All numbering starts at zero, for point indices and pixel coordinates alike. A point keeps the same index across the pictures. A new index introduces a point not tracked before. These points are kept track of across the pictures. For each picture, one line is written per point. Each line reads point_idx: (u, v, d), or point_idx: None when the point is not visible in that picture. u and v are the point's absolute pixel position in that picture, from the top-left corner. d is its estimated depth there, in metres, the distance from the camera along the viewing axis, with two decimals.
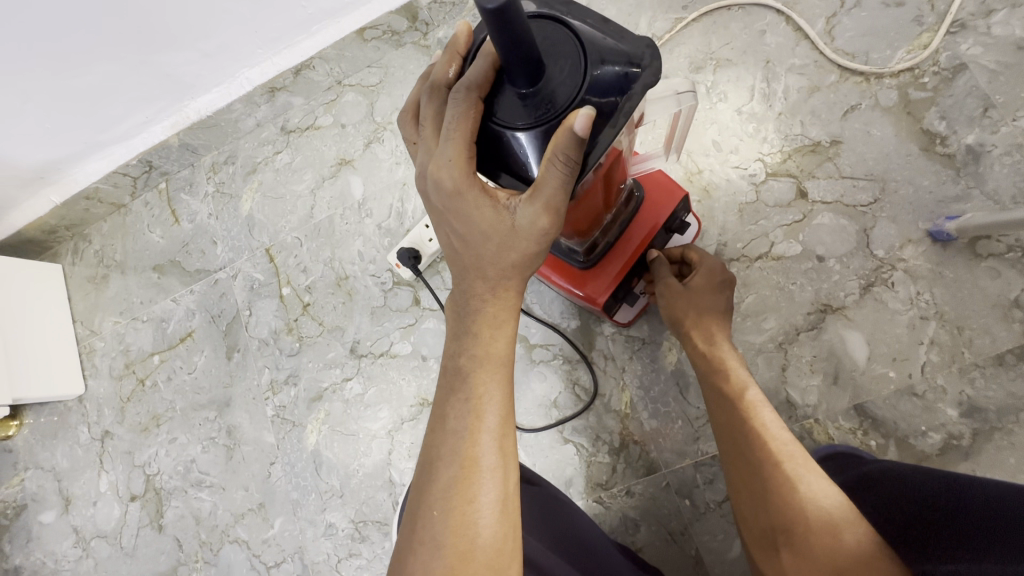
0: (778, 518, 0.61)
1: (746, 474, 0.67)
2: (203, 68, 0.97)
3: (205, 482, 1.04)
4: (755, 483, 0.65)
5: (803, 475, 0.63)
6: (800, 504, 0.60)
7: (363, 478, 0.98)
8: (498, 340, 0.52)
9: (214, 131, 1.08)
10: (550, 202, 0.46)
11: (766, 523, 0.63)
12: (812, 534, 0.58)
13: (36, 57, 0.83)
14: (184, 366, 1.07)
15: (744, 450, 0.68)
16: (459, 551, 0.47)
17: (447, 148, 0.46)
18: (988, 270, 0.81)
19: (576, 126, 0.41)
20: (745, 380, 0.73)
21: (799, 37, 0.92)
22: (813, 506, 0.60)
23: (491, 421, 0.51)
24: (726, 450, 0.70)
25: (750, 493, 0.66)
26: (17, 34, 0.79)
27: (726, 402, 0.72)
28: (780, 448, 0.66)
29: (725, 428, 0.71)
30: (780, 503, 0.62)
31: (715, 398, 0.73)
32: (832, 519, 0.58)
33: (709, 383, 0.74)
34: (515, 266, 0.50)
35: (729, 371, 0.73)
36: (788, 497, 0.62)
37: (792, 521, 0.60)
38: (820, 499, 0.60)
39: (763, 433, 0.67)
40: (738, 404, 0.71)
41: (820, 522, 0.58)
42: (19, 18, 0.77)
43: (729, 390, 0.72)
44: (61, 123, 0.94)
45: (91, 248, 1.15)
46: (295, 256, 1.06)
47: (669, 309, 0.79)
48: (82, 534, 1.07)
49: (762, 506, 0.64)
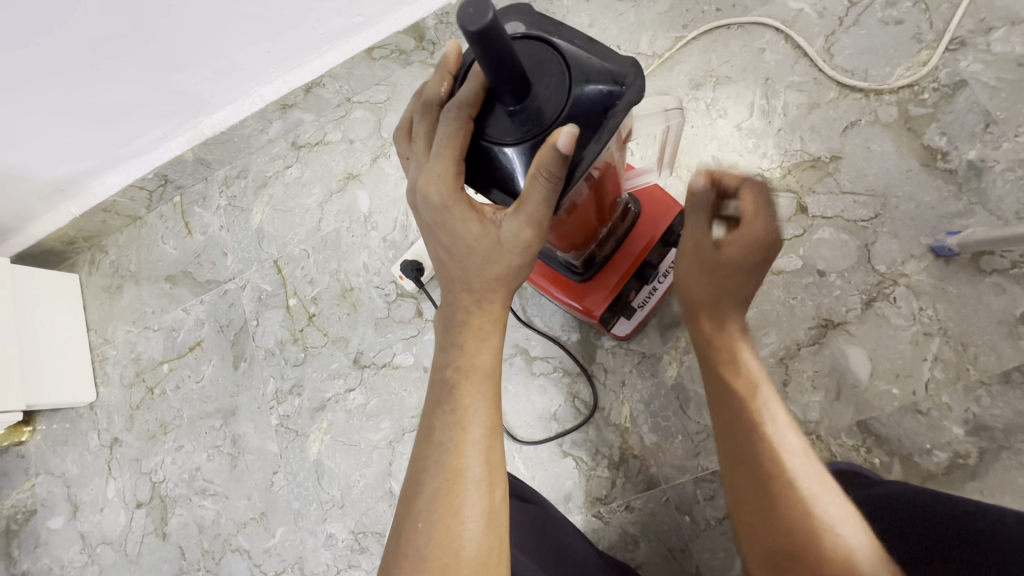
0: (797, 546, 0.66)
1: (747, 482, 0.74)
2: (366, 108, 1.28)
3: (269, 452, 1.26)
4: (758, 499, 0.72)
5: (817, 497, 0.68)
6: (823, 533, 0.65)
7: (363, 488, 1.22)
8: (485, 353, 0.75)
9: (349, 177, 1.45)
10: (532, 214, 0.64)
11: (770, 547, 0.69)
12: (827, 562, 0.62)
13: (213, 18, 1.06)
14: (269, 348, 1.31)
15: (749, 460, 0.74)
16: (444, 561, 0.67)
17: (433, 165, 0.65)
18: (994, 286, 0.95)
19: (562, 142, 0.58)
20: (756, 403, 0.79)
21: (798, 54, 1.09)
22: (836, 540, 0.64)
23: (581, 403, 0.69)
24: (730, 455, 0.77)
25: (750, 515, 0.72)
26: (228, 3, 1.05)
27: (731, 400, 0.80)
28: (816, 480, 0.70)
29: (725, 422, 0.79)
30: (793, 526, 0.67)
31: (716, 394, 0.83)
32: (852, 555, 0.62)
33: (710, 367, 0.85)
34: (499, 275, 0.71)
35: (741, 364, 0.83)
36: (798, 520, 0.67)
37: (807, 551, 0.64)
38: (844, 537, 0.64)
39: (781, 456, 0.73)
40: (750, 411, 0.78)
41: (842, 553, 0.62)
42: (246, 2, 1.06)
43: (741, 390, 0.80)
44: (152, 130, 1.23)
45: (108, 259, 1.45)
46: (413, 263, 1.31)
47: (684, 281, 0.88)
48: (89, 539, 1.34)
49: (768, 531, 0.69)
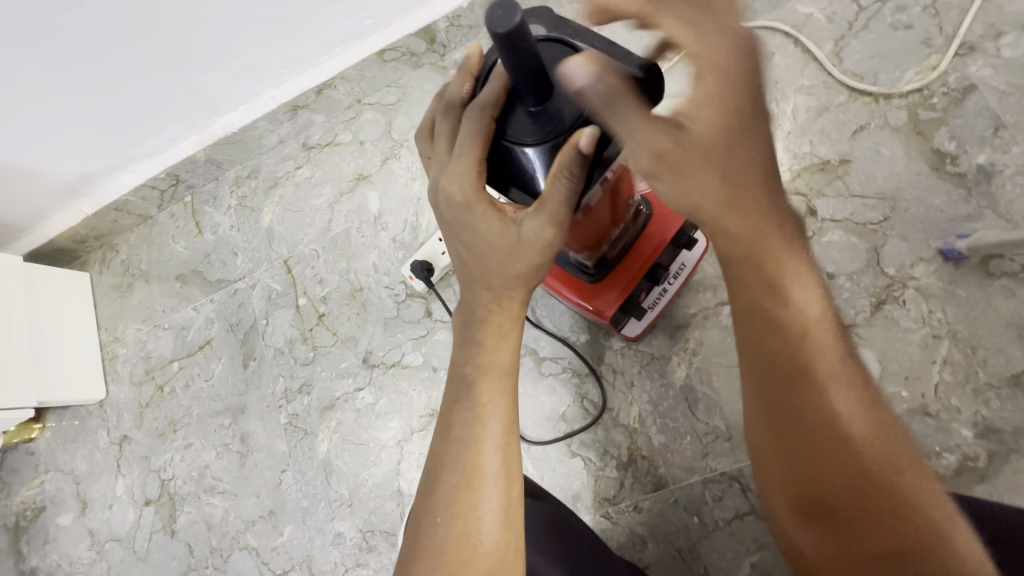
0: (860, 495, 0.47)
1: (803, 417, 0.50)
2: (232, 87, 1.01)
3: (217, 488, 1.05)
4: (818, 437, 0.49)
5: (881, 433, 0.48)
6: (899, 478, 0.47)
7: (372, 487, 0.99)
8: (503, 349, 0.54)
9: (239, 147, 1.12)
10: (555, 216, 0.48)
11: (819, 492, 0.49)
12: (896, 522, 0.45)
13: (64, 81, 0.88)
14: (202, 372, 1.10)
15: (806, 386, 0.50)
16: (461, 557, 0.48)
17: (458, 163, 0.48)
18: (1002, 288, 0.81)
19: (581, 144, 0.45)
20: (788, 320, 0.51)
21: (808, 59, 0.94)
22: (905, 487, 0.46)
23: (494, 429, 0.52)
24: (764, 412, 0.52)
25: (800, 452, 0.50)
26: (41, 45, 0.82)
27: (786, 307, 0.51)
28: (855, 422, 0.49)
29: (774, 335, 0.51)
30: (878, 473, 0.47)
31: (765, 300, 0.52)
32: (923, 508, 0.45)
33: (757, 276, 0.51)
34: (520, 276, 0.52)
35: (791, 275, 0.52)
36: (877, 463, 0.47)
37: (893, 502, 0.46)
38: (907, 482, 0.46)
39: (840, 372, 0.50)
40: (810, 316, 0.51)
41: (910, 506, 0.45)
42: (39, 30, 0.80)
43: (791, 294, 0.51)
44: (95, 137, 1.00)
45: (119, 258, 1.20)
46: (312, 268, 1.09)
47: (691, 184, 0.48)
48: (97, 537, 1.09)
49: (825, 474, 0.49)
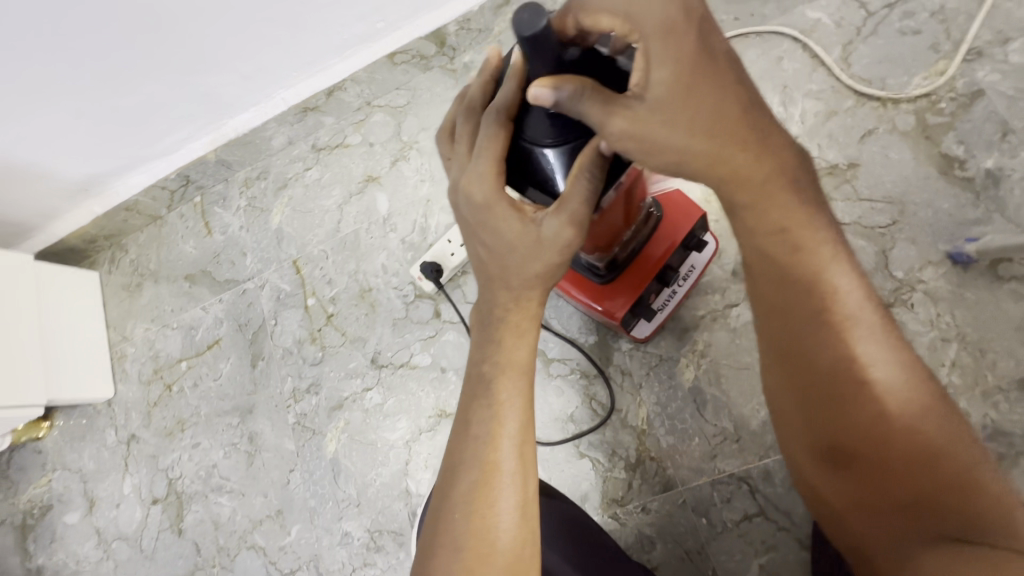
0: (876, 443, 0.48)
1: (820, 370, 0.51)
2: (242, 89, 1.02)
3: (225, 487, 1.06)
4: (836, 387, 0.50)
5: (901, 382, 0.48)
6: (918, 427, 0.47)
7: (380, 487, 1.00)
8: (521, 348, 0.54)
9: (249, 148, 1.13)
10: (574, 216, 0.49)
11: (836, 441, 0.50)
12: (913, 466, 0.47)
13: (74, 80, 0.88)
14: (210, 372, 1.11)
15: (823, 341, 0.50)
16: (479, 553, 0.49)
17: (479, 163, 0.49)
18: (1011, 292, 0.81)
19: (601, 145, 0.47)
20: (814, 276, 0.51)
21: (816, 64, 0.94)
22: (923, 435, 0.47)
23: (511, 426, 0.52)
24: (784, 373, 0.53)
25: (817, 403, 0.51)
26: (48, 44, 0.82)
27: (799, 261, 0.51)
28: (874, 374, 0.49)
29: (788, 291, 0.52)
30: (895, 422, 0.48)
31: (777, 256, 0.52)
32: (941, 452, 0.46)
33: (764, 229, 0.52)
34: (539, 276, 0.52)
35: (798, 226, 0.51)
36: (895, 414, 0.48)
37: (910, 450, 0.47)
38: (925, 429, 0.47)
39: (859, 324, 0.50)
40: (826, 269, 0.51)
41: (928, 451, 0.46)
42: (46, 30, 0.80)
43: (806, 249, 0.51)
44: (106, 138, 1.00)
45: (127, 258, 1.20)
46: (321, 268, 1.10)
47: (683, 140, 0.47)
48: (104, 536, 1.09)
49: (842, 424, 0.50)
